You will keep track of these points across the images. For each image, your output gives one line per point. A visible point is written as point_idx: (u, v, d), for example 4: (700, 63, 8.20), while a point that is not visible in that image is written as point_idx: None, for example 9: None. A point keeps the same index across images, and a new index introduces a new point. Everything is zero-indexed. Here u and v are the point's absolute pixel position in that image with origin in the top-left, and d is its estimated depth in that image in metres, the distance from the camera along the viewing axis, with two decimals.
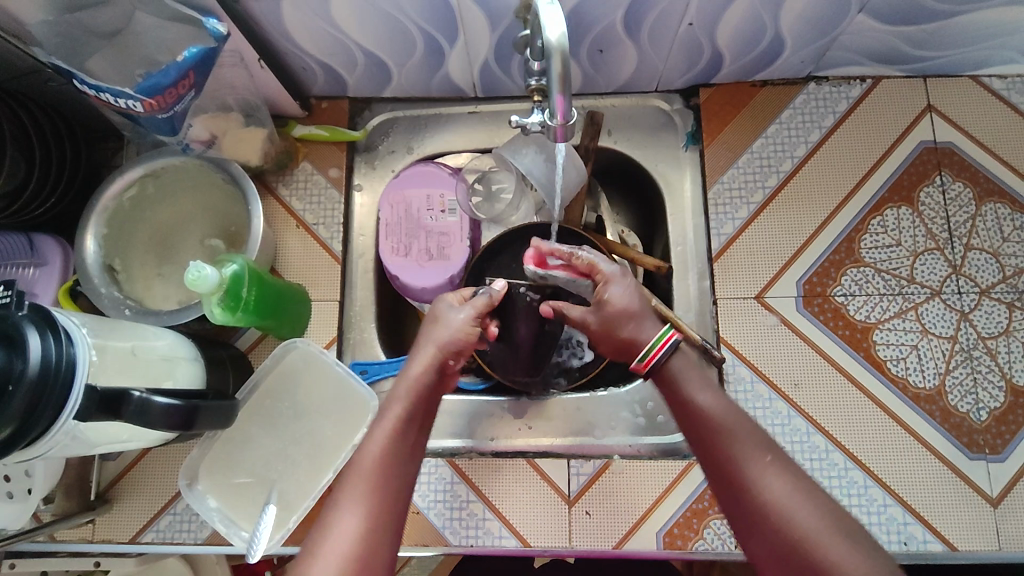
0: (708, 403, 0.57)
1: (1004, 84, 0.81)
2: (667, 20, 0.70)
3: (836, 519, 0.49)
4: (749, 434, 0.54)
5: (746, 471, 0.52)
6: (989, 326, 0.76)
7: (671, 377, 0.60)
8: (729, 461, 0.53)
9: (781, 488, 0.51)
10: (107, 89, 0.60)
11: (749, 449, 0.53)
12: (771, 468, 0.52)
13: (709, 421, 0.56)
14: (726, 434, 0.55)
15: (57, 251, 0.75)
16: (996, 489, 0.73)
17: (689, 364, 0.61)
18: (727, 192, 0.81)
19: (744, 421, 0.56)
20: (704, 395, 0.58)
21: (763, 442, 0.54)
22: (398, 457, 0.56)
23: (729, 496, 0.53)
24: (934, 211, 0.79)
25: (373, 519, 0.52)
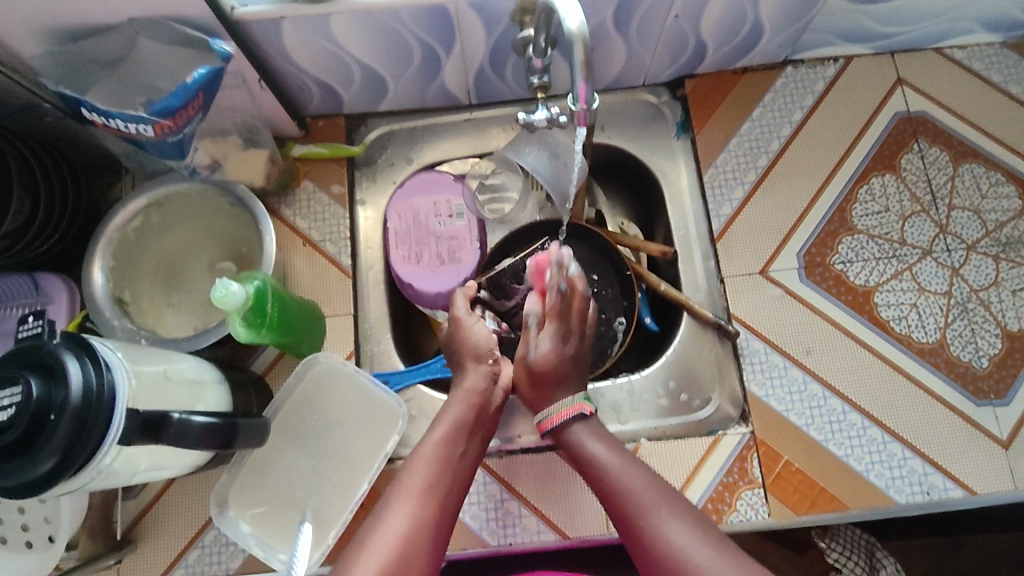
0: (604, 461, 0.65)
1: (965, 54, 0.87)
2: (656, 14, 0.73)
3: (736, 556, 0.56)
4: (646, 488, 0.62)
5: (650, 519, 0.60)
6: (979, 278, 0.80)
7: (567, 439, 0.68)
8: (634, 509, 0.61)
9: (679, 534, 0.58)
10: (118, 115, 0.61)
11: (651, 502, 0.61)
12: (672, 517, 0.59)
13: (610, 487, 0.63)
14: (626, 492, 0.62)
15: (62, 288, 0.73)
16: (1006, 432, 0.76)
17: (588, 427, 0.68)
18: (722, 175, 0.84)
19: (639, 476, 0.63)
20: (598, 446, 0.66)
21: (662, 494, 0.62)
22: (445, 466, 0.63)
23: (632, 540, 0.60)
24: (916, 176, 0.83)
25: (418, 521, 0.58)
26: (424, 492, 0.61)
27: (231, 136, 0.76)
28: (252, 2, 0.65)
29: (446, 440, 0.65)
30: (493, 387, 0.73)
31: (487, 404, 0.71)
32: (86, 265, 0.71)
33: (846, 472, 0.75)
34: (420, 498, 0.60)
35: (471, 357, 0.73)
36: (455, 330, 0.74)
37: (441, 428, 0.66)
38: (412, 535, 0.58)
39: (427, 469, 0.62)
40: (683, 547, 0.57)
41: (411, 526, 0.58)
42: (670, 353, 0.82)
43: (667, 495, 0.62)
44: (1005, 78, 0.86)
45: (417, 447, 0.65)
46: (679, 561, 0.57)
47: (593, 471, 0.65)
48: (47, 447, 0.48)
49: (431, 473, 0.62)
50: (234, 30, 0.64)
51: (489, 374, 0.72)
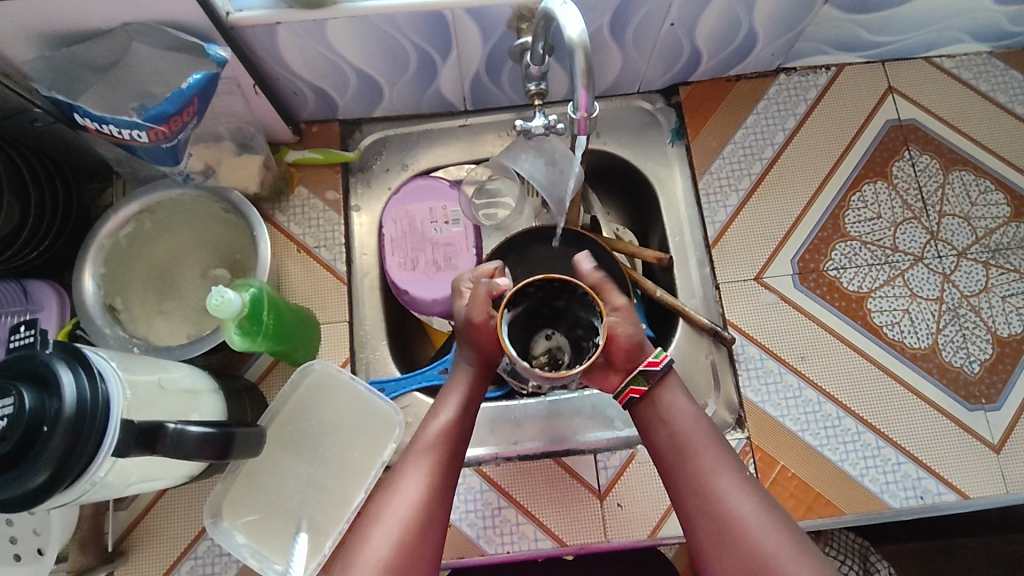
0: (680, 413, 0.60)
1: (954, 63, 0.88)
2: (652, 22, 0.74)
3: (792, 531, 0.55)
4: (712, 444, 0.59)
5: (714, 483, 0.57)
6: (970, 284, 0.81)
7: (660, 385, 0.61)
8: (698, 467, 0.58)
9: (745, 505, 0.56)
10: (111, 120, 0.60)
11: (713, 461, 0.58)
12: (739, 484, 0.57)
13: (679, 438, 0.59)
14: (692, 449, 0.58)
15: (53, 296, 0.72)
16: (997, 436, 0.77)
17: (677, 381, 0.62)
18: (716, 182, 0.85)
19: (704, 430, 0.59)
20: (680, 399, 0.61)
21: (728, 457, 0.58)
22: (456, 437, 0.61)
23: (693, 499, 0.57)
24: (907, 183, 0.84)
25: (428, 500, 0.57)
26: (437, 462, 0.59)
27: (225, 141, 0.75)
28: (248, 6, 0.65)
29: (457, 417, 0.62)
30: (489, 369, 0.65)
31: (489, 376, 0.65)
32: (76, 272, 0.70)
33: (841, 478, 0.76)
34: (431, 475, 0.59)
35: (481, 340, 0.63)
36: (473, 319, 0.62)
37: (450, 408, 0.62)
38: (422, 514, 0.57)
39: (439, 443, 0.60)
40: (743, 515, 0.55)
41: (422, 505, 0.57)
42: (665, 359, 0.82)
43: (728, 455, 0.59)
44: (992, 87, 0.87)
45: (426, 421, 0.62)
46: (735, 526, 0.55)
47: (667, 421, 0.60)
48: (40, 459, 0.47)
49: (442, 448, 0.60)
50: (230, 34, 0.64)
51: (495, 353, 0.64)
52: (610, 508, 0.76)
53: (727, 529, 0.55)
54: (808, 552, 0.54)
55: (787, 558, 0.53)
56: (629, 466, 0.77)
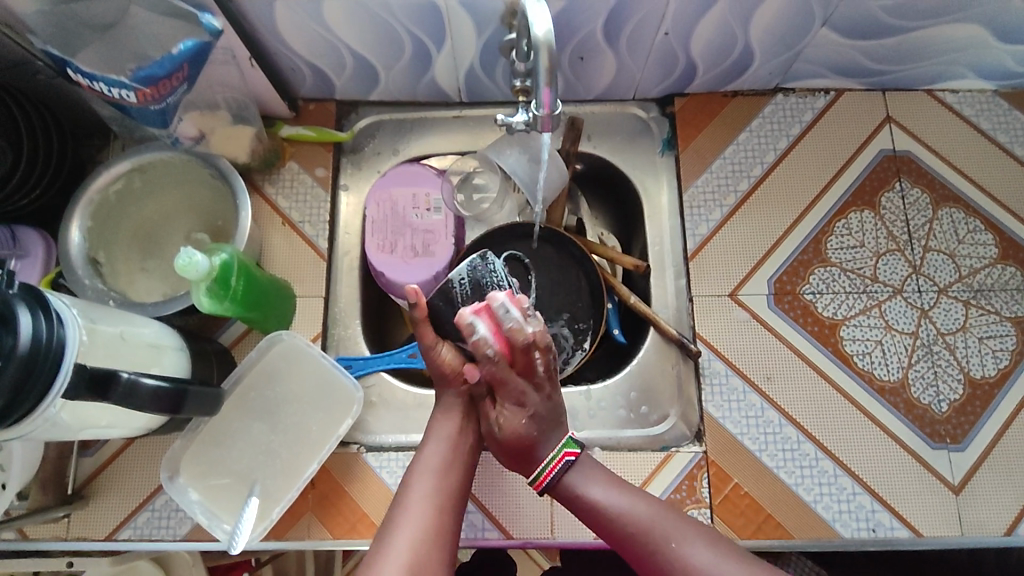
0: (602, 503, 0.65)
1: (957, 98, 0.87)
2: (646, 30, 0.74)
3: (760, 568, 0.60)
4: (648, 518, 0.64)
5: (668, 555, 0.61)
6: (948, 322, 0.80)
7: (567, 489, 0.67)
8: (644, 545, 0.62)
9: (700, 561, 0.60)
10: (101, 78, 0.61)
11: (657, 534, 0.62)
12: (690, 543, 0.61)
13: (614, 533, 0.64)
14: (632, 534, 0.63)
15: (40, 242, 0.75)
16: (958, 477, 0.76)
17: (579, 473, 0.67)
18: (702, 196, 0.84)
19: (635, 516, 0.64)
20: (596, 489, 0.66)
21: (670, 524, 0.63)
22: (444, 477, 0.65)
23: (655, 573, 0.62)
24: (894, 214, 0.84)
25: (426, 536, 0.59)
26: (429, 515, 0.61)
27: (221, 111, 0.76)
28: None
29: (444, 455, 0.67)
30: (473, 409, 0.71)
31: (468, 418, 0.70)
32: (64, 222, 0.72)
33: (794, 502, 0.75)
34: (429, 510, 0.62)
35: (445, 379, 0.70)
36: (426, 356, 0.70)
37: (435, 441, 0.68)
38: (425, 547, 0.58)
39: (430, 482, 0.64)
40: (706, 575, 0.59)
41: (422, 541, 0.59)
42: (631, 365, 0.83)
43: (667, 521, 0.64)
44: (993, 126, 0.86)
45: (414, 460, 0.67)
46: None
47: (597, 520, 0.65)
48: None
49: (433, 485, 0.64)
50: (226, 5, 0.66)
51: (468, 393, 0.71)
52: (559, 506, 0.76)
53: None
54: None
55: None
56: None
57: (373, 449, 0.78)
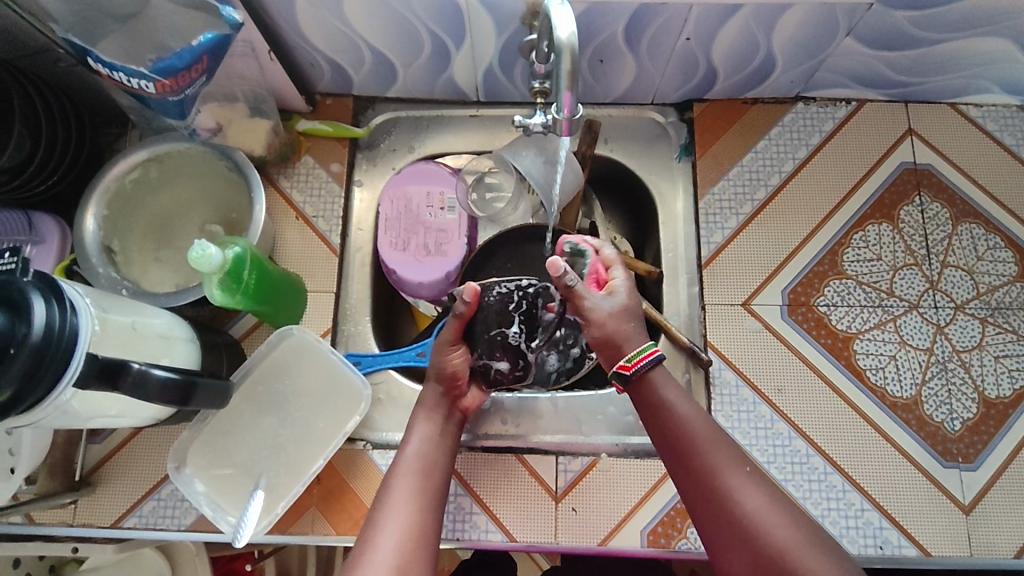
0: (676, 407, 0.62)
1: (980, 112, 0.86)
2: (668, 34, 0.73)
3: (805, 527, 0.56)
4: (717, 440, 0.61)
5: (722, 481, 0.58)
6: (964, 340, 0.79)
7: (649, 383, 0.63)
8: (705, 463, 0.60)
9: (754, 501, 0.57)
10: (121, 68, 0.61)
11: (719, 457, 0.60)
12: (748, 477, 0.59)
13: (680, 429, 0.61)
14: (700, 440, 0.60)
15: (55, 229, 0.75)
16: (968, 497, 0.75)
17: (664, 374, 0.64)
18: (718, 203, 0.83)
19: (708, 427, 0.61)
20: (668, 393, 0.63)
21: (731, 454, 0.60)
22: (425, 475, 0.64)
23: (705, 497, 0.59)
24: (913, 228, 0.82)
25: (411, 534, 0.58)
26: (416, 512, 0.60)
27: (239, 102, 0.77)
28: None
29: (421, 454, 0.65)
30: (453, 415, 0.71)
31: (447, 421, 0.70)
32: (79, 211, 0.72)
33: None
34: (413, 508, 0.60)
35: (438, 378, 0.71)
36: (437, 345, 0.70)
37: (415, 441, 0.67)
38: (412, 547, 0.57)
39: (412, 480, 0.63)
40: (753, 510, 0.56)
41: (409, 540, 0.57)
42: None
43: (732, 451, 0.61)
44: (1017, 141, 0.85)
45: (394, 461, 0.65)
46: (746, 521, 0.56)
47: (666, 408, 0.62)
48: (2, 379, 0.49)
49: (417, 483, 0.62)
50: None
51: (453, 396, 0.71)
52: (564, 511, 0.76)
53: (737, 516, 0.56)
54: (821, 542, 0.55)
55: (803, 551, 0.54)
56: (589, 472, 0.77)
57: (379, 447, 0.78)
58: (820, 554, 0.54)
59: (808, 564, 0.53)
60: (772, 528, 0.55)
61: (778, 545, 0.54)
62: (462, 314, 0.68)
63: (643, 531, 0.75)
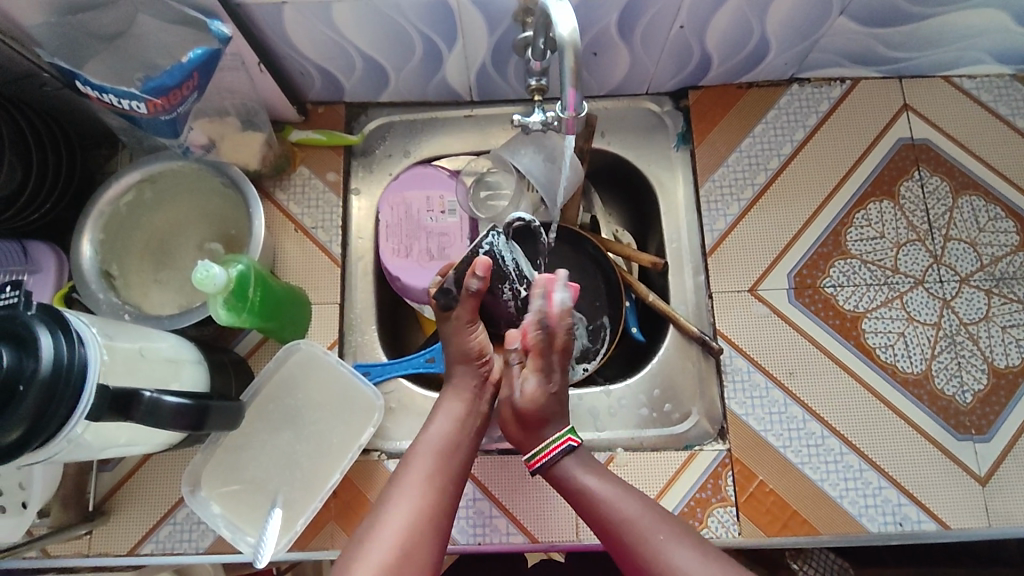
0: (594, 492, 0.63)
1: (974, 84, 0.86)
2: (661, 23, 0.73)
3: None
4: (643, 513, 0.61)
5: (649, 549, 0.58)
6: (970, 312, 0.79)
7: (556, 476, 0.67)
8: (634, 535, 0.60)
9: (689, 562, 0.57)
10: (111, 90, 0.61)
11: (648, 528, 0.60)
12: (679, 543, 0.59)
13: (599, 512, 0.62)
14: (623, 518, 0.61)
15: (52, 258, 0.74)
16: (984, 468, 0.75)
17: (576, 459, 0.67)
18: (719, 190, 0.83)
19: (623, 501, 0.62)
20: (590, 478, 0.65)
21: (664, 522, 0.61)
22: (445, 457, 0.65)
23: (640, 572, 0.59)
24: (914, 204, 0.82)
25: (421, 516, 0.60)
26: (425, 496, 0.61)
27: (230, 117, 0.75)
28: None
29: (446, 434, 0.67)
30: (481, 392, 0.72)
31: (477, 402, 0.71)
32: (75, 237, 0.71)
33: (819, 498, 0.75)
34: (425, 488, 0.62)
35: (461, 359, 0.71)
36: (455, 328, 0.71)
37: (440, 422, 0.68)
38: (418, 526, 0.59)
39: (429, 459, 0.64)
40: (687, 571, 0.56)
41: (417, 522, 0.59)
42: (652, 364, 0.82)
43: (664, 523, 0.61)
44: (1012, 111, 0.85)
45: (417, 439, 0.67)
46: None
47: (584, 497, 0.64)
48: (13, 418, 0.48)
49: (435, 463, 0.64)
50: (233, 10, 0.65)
51: (481, 373, 0.71)
52: None
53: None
54: None
55: None
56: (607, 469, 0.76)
57: (394, 456, 0.77)
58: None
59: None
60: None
61: None
62: (479, 291, 0.69)
63: None
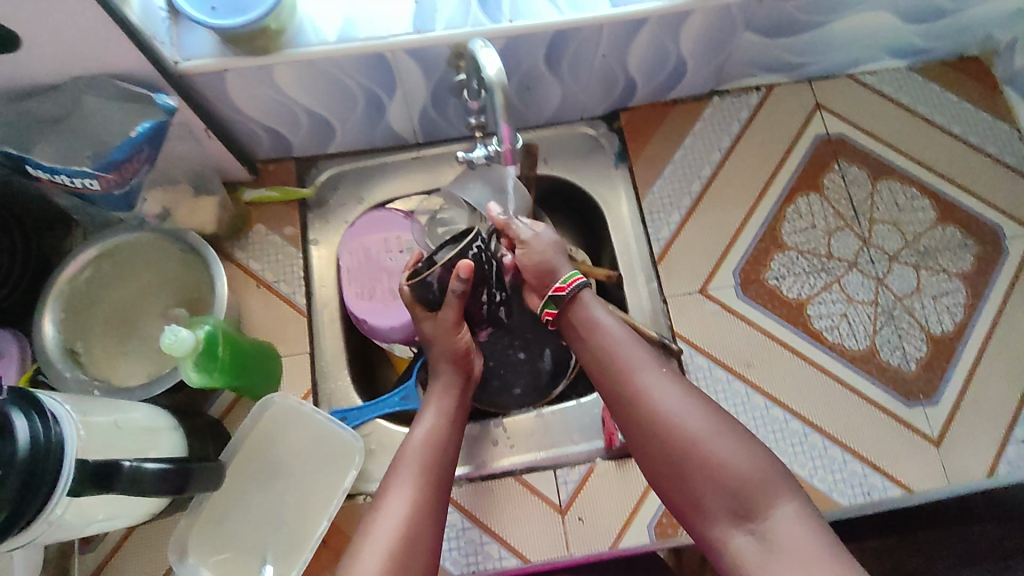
0: (605, 323, 0.66)
1: (877, 79, 0.94)
2: (584, 55, 0.78)
3: (720, 417, 0.59)
4: (629, 346, 0.64)
5: (638, 380, 0.62)
6: (903, 287, 0.85)
7: (575, 309, 0.68)
8: (623, 370, 0.63)
9: (668, 396, 0.60)
10: (63, 170, 0.64)
11: (639, 359, 0.63)
12: (662, 377, 0.62)
13: (601, 341, 0.65)
14: (613, 355, 0.64)
15: (13, 343, 0.74)
16: (936, 430, 0.80)
17: (595, 299, 0.69)
18: (660, 201, 0.88)
19: (623, 335, 0.65)
20: (602, 314, 0.67)
21: (651, 358, 0.64)
22: (436, 448, 0.67)
23: (620, 393, 0.62)
24: (838, 193, 0.89)
25: (417, 504, 0.62)
26: (420, 478, 0.64)
27: (182, 184, 0.80)
28: (196, 54, 0.68)
29: (434, 430, 0.69)
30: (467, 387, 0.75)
31: (462, 398, 0.74)
32: (37, 316, 0.72)
33: None
34: (421, 478, 0.64)
35: (450, 359, 0.74)
36: (439, 329, 0.73)
37: (425, 426, 0.69)
38: (416, 514, 0.61)
39: (420, 454, 0.66)
40: (679, 427, 0.58)
41: (414, 509, 0.61)
42: None
43: (648, 357, 0.64)
44: (913, 100, 0.92)
45: (404, 445, 0.68)
46: (664, 426, 0.59)
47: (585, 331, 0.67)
48: None
49: (427, 456, 0.66)
50: (179, 83, 0.67)
51: (465, 370, 0.75)
52: (571, 522, 0.76)
53: (659, 426, 0.59)
54: (739, 435, 0.57)
55: (715, 441, 0.57)
56: (588, 479, 0.78)
57: None
58: (733, 432, 0.58)
59: (722, 452, 0.56)
60: (688, 422, 0.58)
61: (688, 438, 0.57)
62: (463, 292, 0.70)
63: (650, 525, 0.76)
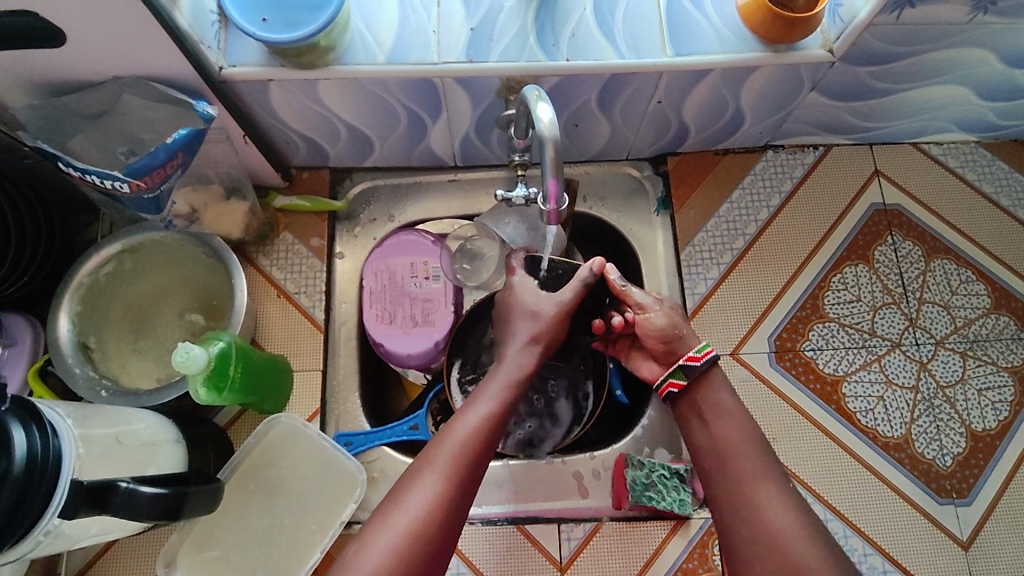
0: (728, 412, 0.64)
1: (941, 150, 0.89)
2: (639, 100, 0.75)
3: (832, 552, 0.56)
4: (750, 449, 0.62)
5: (754, 488, 0.59)
6: (947, 375, 0.80)
7: (703, 390, 0.66)
8: (737, 471, 0.61)
9: (783, 521, 0.57)
10: (94, 171, 0.62)
11: (751, 465, 0.61)
12: (781, 494, 0.59)
13: (722, 438, 0.63)
14: (734, 451, 0.62)
15: (27, 331, 0.73)
16: (966, 532, 0.75)
17: (722, 380, 0.67)
18: (698, 254, 0.85)
19: (744, 436, 0.63)
20: (726, 398, 0.65)
21: (771, 467, 0.61)
22: (487, 425, 0.62)
23: (729, 502, 0.60)
24: (889, 267, 0.84)
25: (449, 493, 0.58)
26: (460, 458, 0.60)
27: (214, 185, 0.76)
28: (242, 62, 0.66)
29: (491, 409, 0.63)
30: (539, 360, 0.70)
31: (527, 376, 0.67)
32: (53, 309, 0.70)
33: None
34: (457, 462, 0.60)
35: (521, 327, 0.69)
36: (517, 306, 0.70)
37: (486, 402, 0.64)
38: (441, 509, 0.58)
39: (468, 435, 0.61)
40: (787, 548, 0.56)
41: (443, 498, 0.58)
42: (639, 429, 0.81)
43: (767, 465, 0.61)
44: (978, 177, 0.88)
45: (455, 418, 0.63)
46: (778, 542, 0.56)
47: (707, 421, 0.64)
48: None
49: (473, 438, 0.61)
50: (219, 88, 0.65)
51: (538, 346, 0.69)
52: None
53: (767, 544, 0.57)
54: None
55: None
56: (593, 538, 0.76)
57: None
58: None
59: None
60: (795, 551, 0.56)
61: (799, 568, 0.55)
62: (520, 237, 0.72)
63: None
